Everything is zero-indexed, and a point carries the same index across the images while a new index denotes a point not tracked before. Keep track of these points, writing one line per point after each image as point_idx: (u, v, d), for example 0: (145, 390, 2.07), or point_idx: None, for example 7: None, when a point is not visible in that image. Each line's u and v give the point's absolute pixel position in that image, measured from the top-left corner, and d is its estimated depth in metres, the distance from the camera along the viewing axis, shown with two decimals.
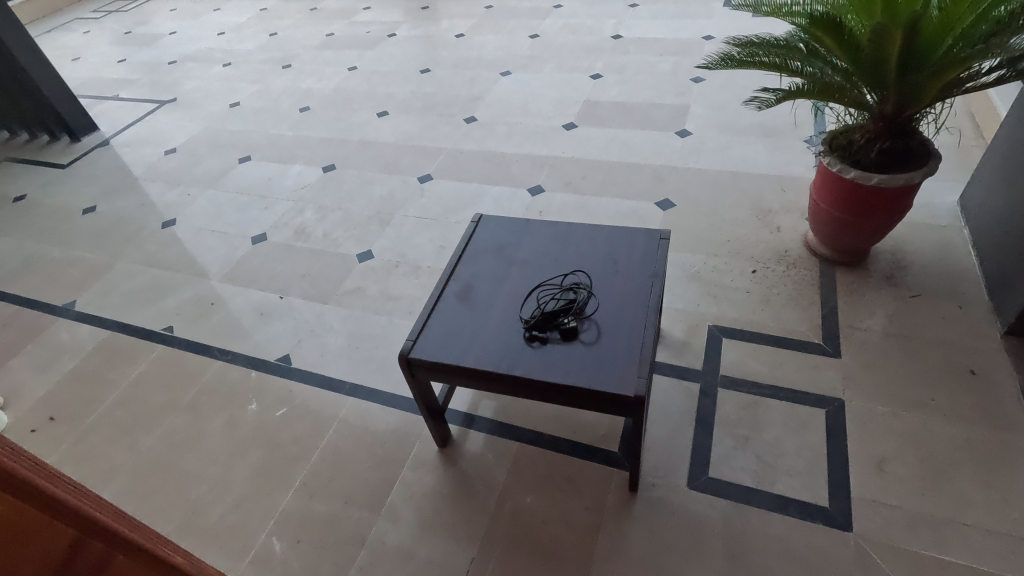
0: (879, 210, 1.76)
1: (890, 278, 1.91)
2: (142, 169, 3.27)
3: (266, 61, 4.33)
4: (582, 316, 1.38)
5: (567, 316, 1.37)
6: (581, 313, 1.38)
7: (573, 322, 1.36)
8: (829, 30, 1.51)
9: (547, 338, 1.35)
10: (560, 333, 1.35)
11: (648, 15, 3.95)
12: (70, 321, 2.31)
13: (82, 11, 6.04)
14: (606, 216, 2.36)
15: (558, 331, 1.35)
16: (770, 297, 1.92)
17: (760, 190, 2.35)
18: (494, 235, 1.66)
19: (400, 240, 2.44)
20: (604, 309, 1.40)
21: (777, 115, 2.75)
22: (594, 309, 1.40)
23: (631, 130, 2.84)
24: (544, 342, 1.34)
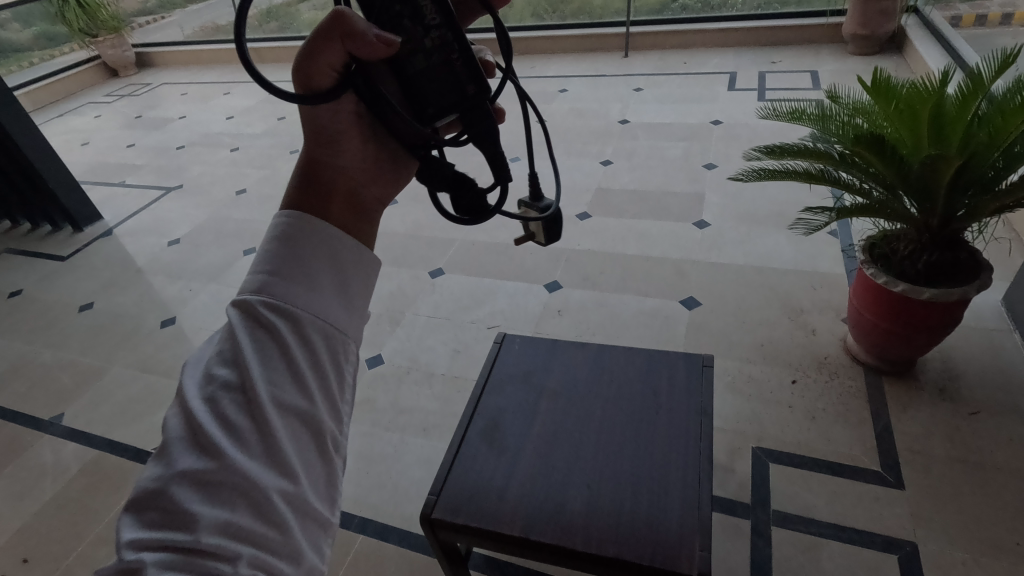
0: (932, 323, 1.64)
1: (943, 390, 1.77)
2: (144, 260, 3.17)
3: (275, 146, 4.33)
4: (396, 80, 0.62)
5: (427, 100, 0.63)
6: (424, 87, 0.63)
7: (465, 97, 0.65)
8: (875, 151, 1.46)
9: (474, 203, 0.67)
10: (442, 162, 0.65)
11: (654, 99, 4.01)
12: (57, 438, 2.15)
13: (95, 94, 6.09)
14: (628, 316, 2.25)
15: (495, 138, 0.67)
16: (816, 413, 1.77)
17: (789, 287, 2.25)
18: (520, 359, 1.53)
19: (411, 342, 2.30)
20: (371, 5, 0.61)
21: (796, 204, 2.70)
22: (402, 11, 0.60)
23: (647, 220, 2.78)
24: (554, 224, 0.78)
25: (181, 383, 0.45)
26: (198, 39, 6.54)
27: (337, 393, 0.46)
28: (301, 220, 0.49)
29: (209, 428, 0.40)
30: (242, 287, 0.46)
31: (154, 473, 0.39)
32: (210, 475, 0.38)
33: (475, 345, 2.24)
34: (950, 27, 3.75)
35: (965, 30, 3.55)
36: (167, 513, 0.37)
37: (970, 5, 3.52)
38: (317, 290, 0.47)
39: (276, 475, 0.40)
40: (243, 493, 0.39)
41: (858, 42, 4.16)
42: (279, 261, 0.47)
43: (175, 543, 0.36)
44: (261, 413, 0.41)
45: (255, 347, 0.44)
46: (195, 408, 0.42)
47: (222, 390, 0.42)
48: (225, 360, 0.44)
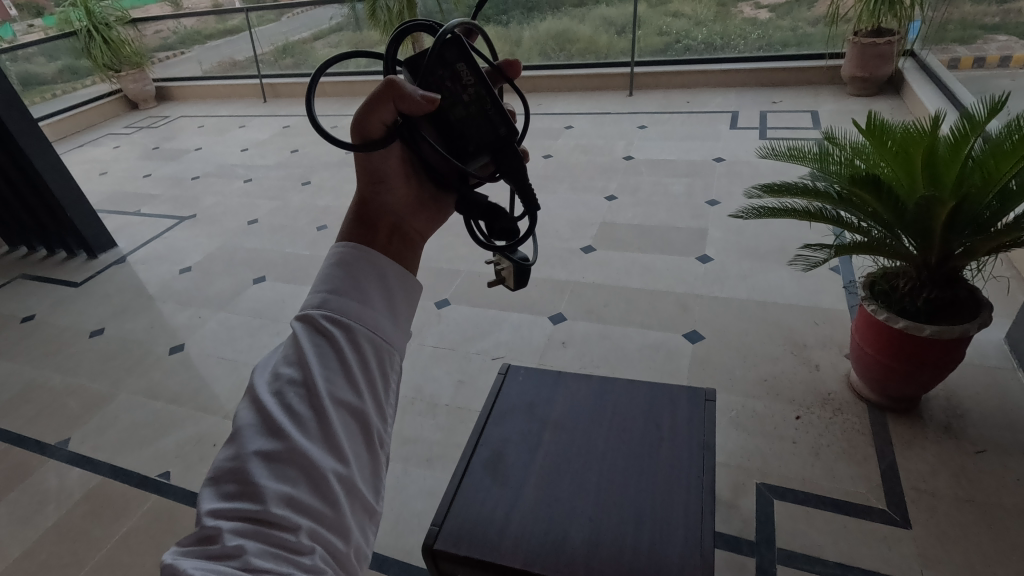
0: (934, 360, 1.65)
1: (948, 428, 1.77)
2: (155, 287, 3.22)
3: (287, 178, 4.43)
4: (437, 130, 0.69)
5: (466, 141, 0.70)
6: (462, 131, 0.70)
7: (498, 138, 0.72)
8: (872, 191, 1.50)
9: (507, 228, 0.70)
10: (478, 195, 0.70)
11: (658, 137, 4.10)
12: (62, 463, 2.16)
13: (114, 126, 6.27)
14: (632, 349, 2.26)
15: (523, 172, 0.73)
16: (821, 449, 1.77)
17: (792, 322, 2.26)
18: (524, 390, 1.55)
19: (416, 372, 2.32)
20: (417, 77, 0.72)
21: (798, 240, 2.74)
22: (444, 74, 0.70)
23: (651, 254, 2.82)
24: (526, 273, 0.78)
25: (251, 379, 0.50)
26: (216, 74, 6.75)
27: (385, 394, 0.51)
28: (359, 248, 0.54)
29: (276, 417, 0.45)
30: (305, 300, 0.51)
31: (231, 453, 0.44)
32: (277, 457, 0.43)
33: (480, 376, 2.25)
34: (947, 70, 3.85)
35: (962, 73, 3.64)
36: (241, 487, 0.42)
37: (966, 49, 3.62)
38: (370, 300, 0.52)
39: (332, 460, 0.45)
40: (304, 474, 0.43)
41: (857, 83, 4.27)
42: (338, 277, 0.52)
43: (246, 513, 0.41)
44: (321, 405, 0.46)
45: (315, 350, 0.49)
46: (263, 399, 0.46)
47: (287, 384, 0.47)
48: (289, 359, 0.49)
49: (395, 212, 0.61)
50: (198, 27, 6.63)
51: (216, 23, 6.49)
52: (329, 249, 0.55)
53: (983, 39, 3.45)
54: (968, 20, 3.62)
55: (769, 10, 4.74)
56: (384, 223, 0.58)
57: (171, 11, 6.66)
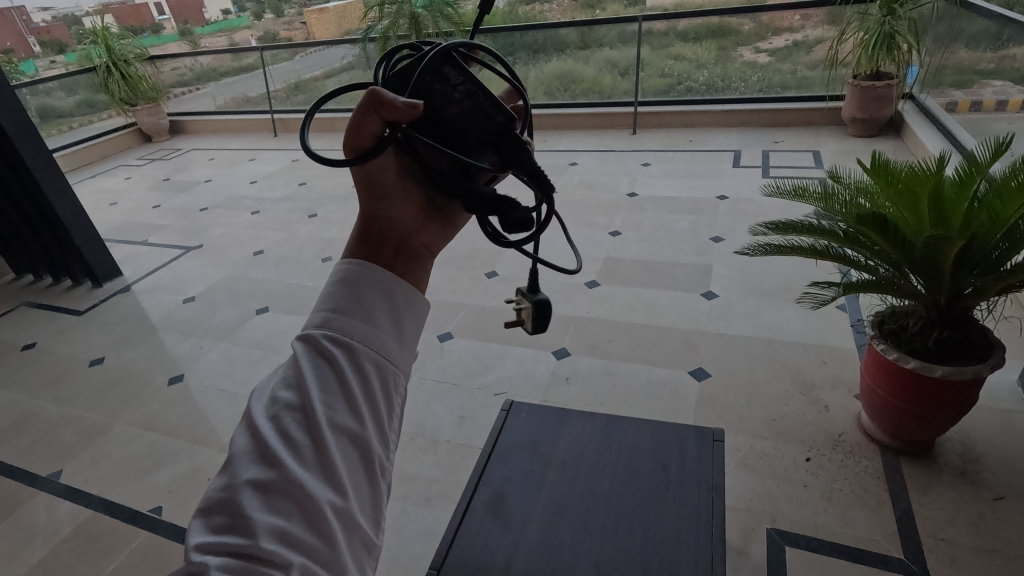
0: (947, 401, 1.61)
1: (965, 473, 1.72)
2: (158, 317, 3.21)
3: (294, 210, 4.48)
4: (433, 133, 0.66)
5: (465, 135, 0.66)
6: (460, 129, 0.66)
7: (495, 127, 0.68)
8: (879, 229, 1.50)
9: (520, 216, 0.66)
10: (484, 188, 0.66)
11: (661, 174, 4.15)
12: (52, 496, 2.11)
13: (126, 158, 6.38)
14: (637, 387, 2.23)
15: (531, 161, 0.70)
16: (833, 493, 1.71)
17: (800, 361, 2.23)
18: (527, 428, 1.52)
19: (417, 406, 2.28)
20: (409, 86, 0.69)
21: (803, 278, 2.73)
22: (432, 78, 0.66)
23: (655, 289, 2.81)
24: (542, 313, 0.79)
25: (249, 403, 0.48)
26: (229, 109, 6.90)
27: (387, 420, 0.49)
28: (364, 265, 0.53)
29: (272, 445, 0.43)
30: (307, 321, 0.50)
31: (224, 482, 0.43)
32: (271, 488, 0.42)
33: (482, 412, 2.22)
34: (946, 112, 3.91)
35: (960, 115, 3.70)
36: (232, 519, 0.40)
37: (963, 93, 3.69)
38: (374, 318, 0.50)
39: (329, 492, 0.42)
40: (298, 506, 0.41)
41: (858, 125, 4.33)
42: (342, 297, 0.51)
43: (235, 548, 0.39)
44: (319, 430, 0.44)
45: (315, 374, 0.47)
46: (260, 425, 0.45)
47: (284, 409, 0.45)
48: (288, 384, 0.47)
49: (399, 225, 0.60)
50: (214, 65, 6.84)
51: (231, 61, 6.69)
52: (334, 267, 0.54)
53: (981, 83, 3.52)
54: (964, 65, 3.70)
55: (768, 54, 4.87)
56: (389, 237, 0.58)
57: (188, 49, 6.89)
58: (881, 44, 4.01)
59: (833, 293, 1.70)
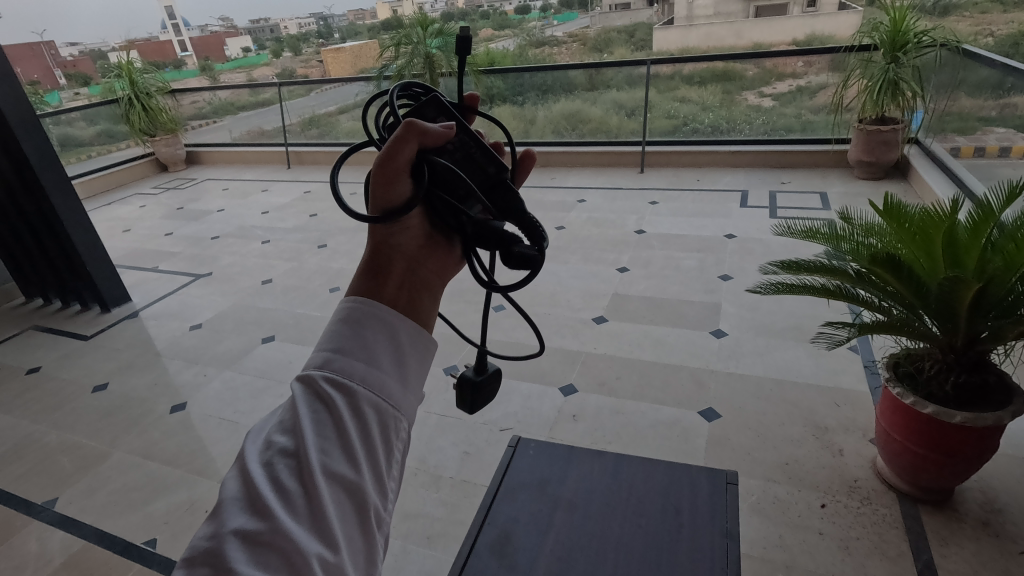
0: (967, 449, 1.56)
1: (987, 525, 1.65)
2: (163, 344, 3.21)
3: (303, 240, 4.52)
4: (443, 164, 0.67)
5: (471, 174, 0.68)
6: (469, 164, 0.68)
7: (487, 176, 0.69)
8: (892, 270, 1.49)
9: (524, 255, 0.64)
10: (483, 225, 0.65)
11: (669, 212, 4.18)
12: (45, 525, 2.06)
13: (142, 187, 6.49)
14: (646, 426, 2.18)
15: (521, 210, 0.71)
16: (850, 543, 1.65)
17: (812, 403, 2.18)
18: (534, 466, 1.48)
19: (421, 441, 2.24)
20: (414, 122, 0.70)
21: (813, 319, 2.70)
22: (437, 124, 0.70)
23: (663, 327, 2.79)
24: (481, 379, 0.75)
25: (244, 447, 0.48)
26: (244, 141, 7.06)
27: (385, 468, 0.47)
28: (367, 303, 0.52)
29: (263, 494, 0.42)
30: (308, 362, 0.49)
31: (211, 532, 0.41)
32: (255, 537, 0.40)
33: (486, 448, 2.17)
34: (951, 157, 3.96)
35: (965, 160, 3.73)
36: (214, 573, 0.39)
37: (966, 139, 3.74)
38: (375, 357, 0.49)
39: (315, 544, 0.40)
40: (284, 562, 0.39)
41: (865, 167, 4.38)
42: (343, 338, 0.50)
43: None
44: (310, 478, 0.42)
45: (312, 418, 0.46)
46: (254, 472, 0.44)
47: (277, 455, 0.44)
48: (284, 428, 0.46)
49: (404, 253, 0.59)
50: (232, 99, 7.03)
51: (249, 96, 6.88)
52: (337, 305, 0.53)
53: (983, 130, 3.57)
54: (967, 112, 3.76)
55: (773, 98, 4.96)
56: (395, 267, 0.57)
57: (208, 83, 7.11)
58: (885, 90, 4.08)
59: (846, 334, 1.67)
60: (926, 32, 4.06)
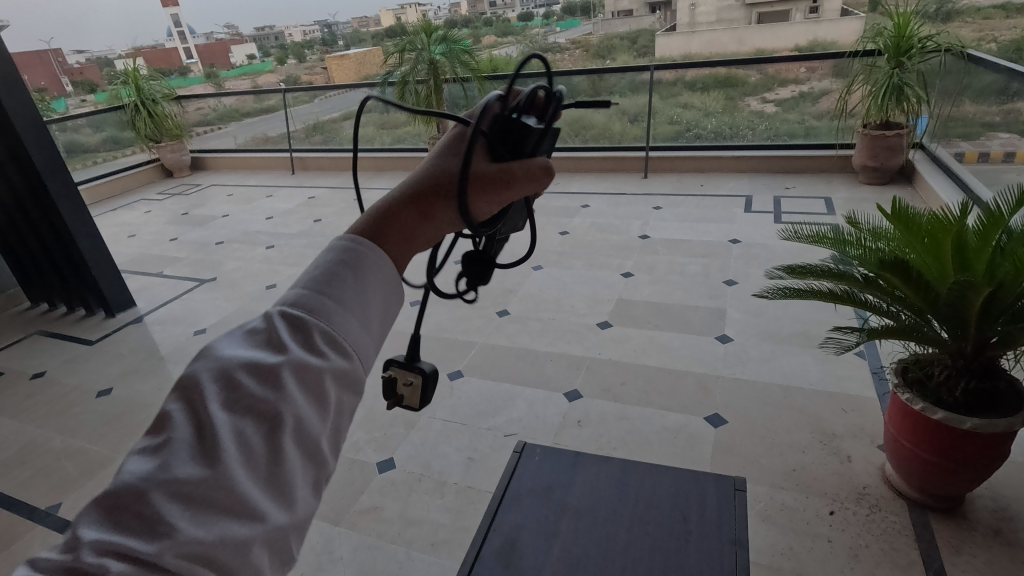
0: (977, 456, 1.55)
1: (999, 532, 1.63)
2: (168, 349, 3.21)
3: (307, 246, 4.53)
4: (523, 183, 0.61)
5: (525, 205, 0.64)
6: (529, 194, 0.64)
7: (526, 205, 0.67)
8: (900, 274, 1.48)
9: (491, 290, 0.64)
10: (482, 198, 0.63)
11: (673, 218, 4.17)
12: (49, 531, 2.05)
13: (147, 193, 6.52)
14: (651, 432, 2.17)
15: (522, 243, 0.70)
16: (859, 551, 1.63)
17: (819, 409, 2.17)
18: (540, 472, 1.47)
19: (425, 446, 2.23)
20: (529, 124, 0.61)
21: (819, 324, 2.69)
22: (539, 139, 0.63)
23: (668, 332, 2.78)
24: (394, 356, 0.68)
25: (201, 374, 0.44)
26: (249, 147, 7.09)
27: (342, 439, 0.47)
28: (375, 259, 0.49)
29: (227, 445, 0.40)
30: (300, 311, 0.46)
31: (156, 470, 0.39)
32: (204, 488, 0.38)
33: (491, 454, 2.16)
34: (956, 162, 3.95)
35: (970, 166, 3.73)
36: (156, 522, 0.37)
37: (971, 144, 3.73)
38: (364, 323, 0.48)
39: (267, 508, 0.40)
40: (233, 525, 0.38)
41: (869, 172, 4.37)
42: (344, 295, 0.47)
43: (147, 558, 0.36)
44: (280, 443, 0.41)
45: (294, 375, 0.44)
46: (218, 415, 0.41)
47: (249, 405, 0.42)
48: (257, 375, 0.43)
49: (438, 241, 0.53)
50: (237, 106, 7.07)
51: (254, 103, 6.92)
52: (336, 245, 0.50)
53: (987, 135, 3.56)
54: (971, 118, 3.76)
55: (775, 104, 4.96)
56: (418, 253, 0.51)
57: (213, 90, 7.15)
58: (890, 95, 4.06)
59: (855, 339, 1.66)
60: (929, 38, 4.05)
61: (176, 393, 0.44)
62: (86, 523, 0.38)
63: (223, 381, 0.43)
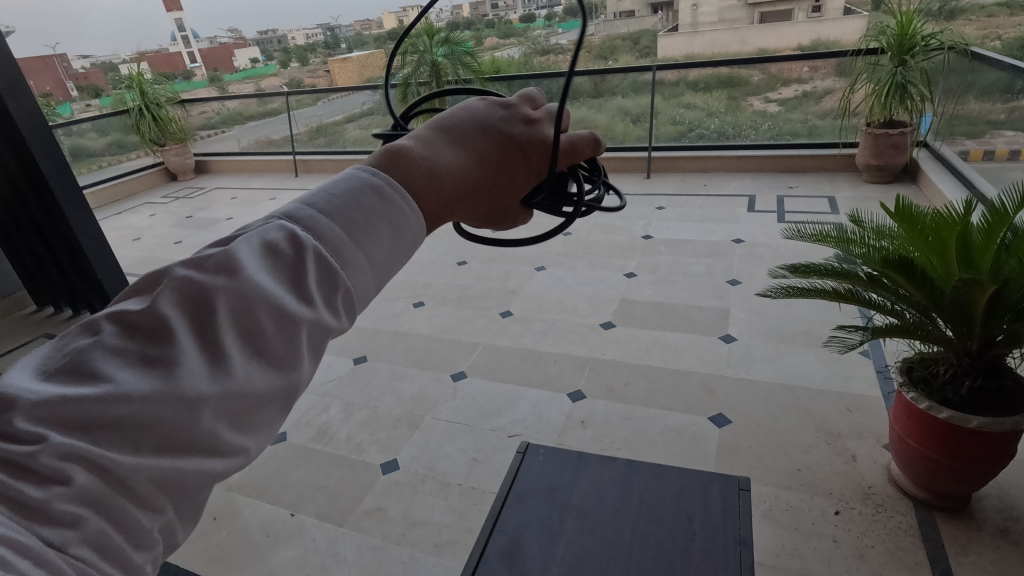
0: (983, 455, 1.54)
1: (1006, 532, 1.62)
2: None
3: None
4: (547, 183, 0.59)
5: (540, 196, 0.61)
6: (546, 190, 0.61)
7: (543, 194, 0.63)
8: (905, 272, 1.48)
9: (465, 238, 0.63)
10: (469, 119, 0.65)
11: (676, 218, 4.16)
12: None
13: (151, 196, 6.54)
14: (656, 432, 2.16)
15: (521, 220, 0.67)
16: (865, 550, 1.62)
17: (824, 409, 2.16)
18: (544, 472, 1.47)
19: (429, 447, 2.23)
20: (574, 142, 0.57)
21: (823, 324, 2.68)
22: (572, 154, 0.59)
23: (672, 333, 2.77)
24: None
25: (221, 289, 0.42)
26: (253, 150, 7.11)
27: None
28: (409, 221, 0.50)
29: (235, 383, 0.41)
30: (333, 261, 0.46)
31: (161, 387, 0.38)
32: (191, 417, 0.39)
33: (495, 455, 2.16)
34: (960, 160, 3.93)
35: (974, 164, 3.71)
36: (140, 442, 0.37)
37: (975, 142, 3.72)
38: (374, 285, 0.49)
39: (237, 445, 0.42)
40: (209, 458, 0.40)
41: (873, 171, 4.36)
42: (375, 257, 0.48)
43: (117, 476, 0.36)
44: (275, 390, 0.43)
45: (310, 326, 0.45)
46: (233, 347, 0.41)
47: (263, 347, 0.43)
48: (279, 314, 0.43)
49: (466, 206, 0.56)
50: (241, 109, 7.09)
51: (258, 106, 6.94)
52: (379, 189, 0.49)
53: (992, 133, 3.55)
54: (976, 116, 3.74)
55: (778, 104, 4.95)
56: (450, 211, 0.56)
57: (217, 94, 7.17)
58: (893, 94, 4.06)
59: (860, 338, 1.65)
60: (933, 36, 4.04)
61: (172, 296, 0.42)
62: (41, 412, 0.36)
63: (235, 304, 0.42)
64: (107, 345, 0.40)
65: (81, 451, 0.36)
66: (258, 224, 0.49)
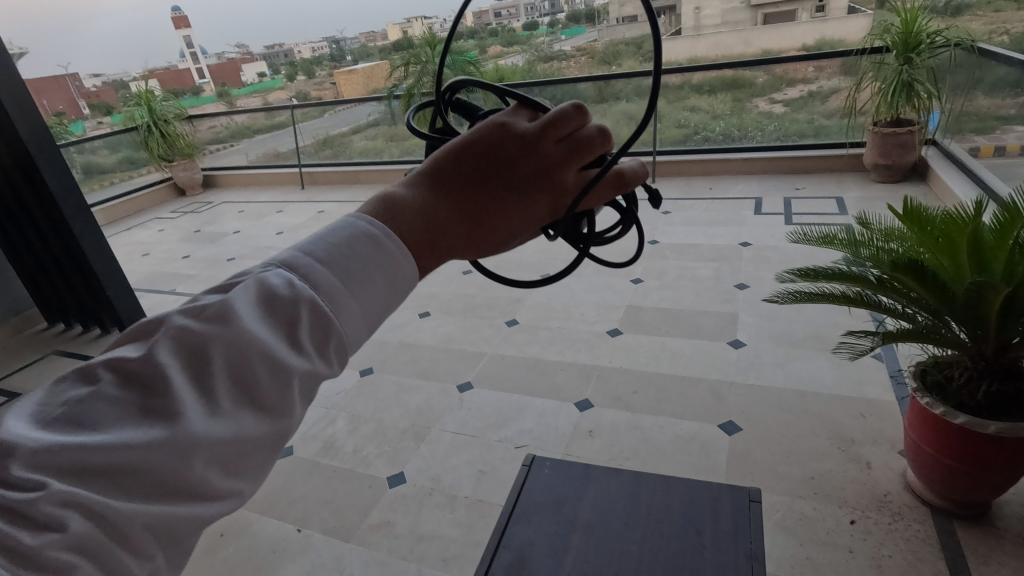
0: (1004, 461, 1.49)
1: None
2: None
3: None
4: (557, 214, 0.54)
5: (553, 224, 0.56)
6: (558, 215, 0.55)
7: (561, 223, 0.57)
8: (915, 275, 1.44)
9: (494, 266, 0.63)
10: (516, 97, 0.57)
11: (682, 222, 4.14)
12: None
13: (160, 211, 6.61)
14: (665, 441, 2.13)
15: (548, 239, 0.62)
16: (883, 561, 1.58)
17: (836, 415, 2.11)
18: (551, 486, 1.44)
19: (435, 460, 2.21)
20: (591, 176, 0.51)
21: (834, 328, 2.63)
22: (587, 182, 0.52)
23: (679, 339, 2.74)
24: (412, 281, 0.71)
25: (217, 340, 0.42)
26: (260, 163, 7.17)
27: None
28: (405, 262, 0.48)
29: (229, 434, 0.40)
30: (329, 306, 0.45)
31: (153, 439, 0.38)
32: (184, 466, 0.38)
33: (502, 466, 2.14)
34: (970, 157, 3.87)
35: (985, 160, 3.65)
36: (135, 489, 0.37)
37: (985, 139, 3.66)
38: (368, 329, 0.48)
39: (228, 492, 0.41)
40: (202, 508, 0.39)
41: (881, 171, 4.31)
42: (372, 299, 0.47)
43: (112, 522, 0.35)
44: (268, 438, 0.43)
45: (304, 374, 0.44)
46: (227, 397, 0.41)
47: (257, 396, 0.42)
48: (273, 363, 0.43)
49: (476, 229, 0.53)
50: (247, 123, 7.16)
51: (264, 119, 7.01)
52: (378, 230, 0.48)
53: (1003, 129, 3.49)
54: (985, 112, 3.69)
55: (784, 104, 4.91)
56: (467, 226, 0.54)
57: (225, 108, 7.25)
58: (900, 92, 4.03)
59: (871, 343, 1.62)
60: (939, 33, 4.00)
61: (168, 345, 0.42)
62: (37, 459, 0.36)
63: (229, 354, 0.42)
64: (104, 395, 0.40)
65: (78, 498, 0.35)
66: (257, 266, 0.48)
